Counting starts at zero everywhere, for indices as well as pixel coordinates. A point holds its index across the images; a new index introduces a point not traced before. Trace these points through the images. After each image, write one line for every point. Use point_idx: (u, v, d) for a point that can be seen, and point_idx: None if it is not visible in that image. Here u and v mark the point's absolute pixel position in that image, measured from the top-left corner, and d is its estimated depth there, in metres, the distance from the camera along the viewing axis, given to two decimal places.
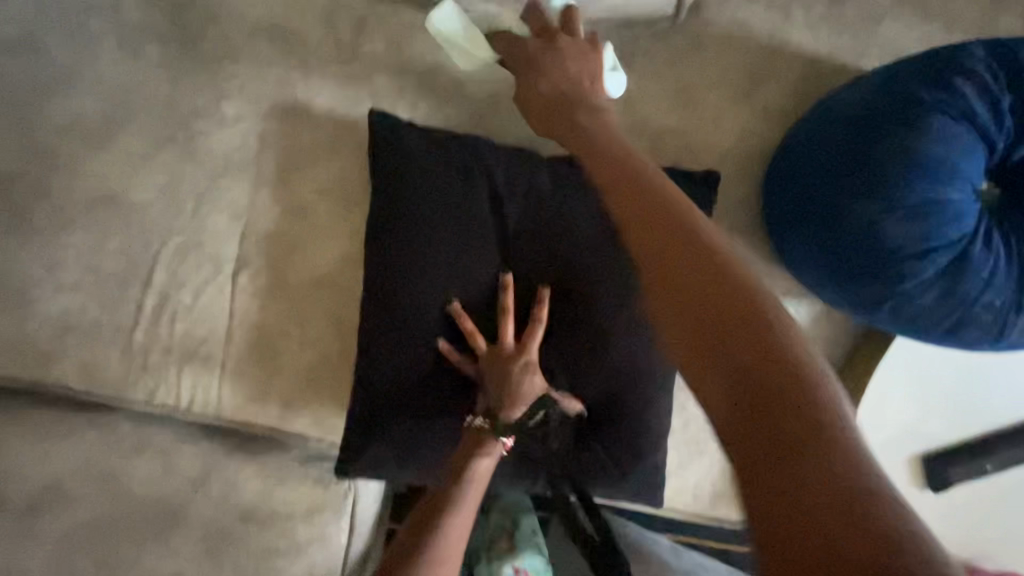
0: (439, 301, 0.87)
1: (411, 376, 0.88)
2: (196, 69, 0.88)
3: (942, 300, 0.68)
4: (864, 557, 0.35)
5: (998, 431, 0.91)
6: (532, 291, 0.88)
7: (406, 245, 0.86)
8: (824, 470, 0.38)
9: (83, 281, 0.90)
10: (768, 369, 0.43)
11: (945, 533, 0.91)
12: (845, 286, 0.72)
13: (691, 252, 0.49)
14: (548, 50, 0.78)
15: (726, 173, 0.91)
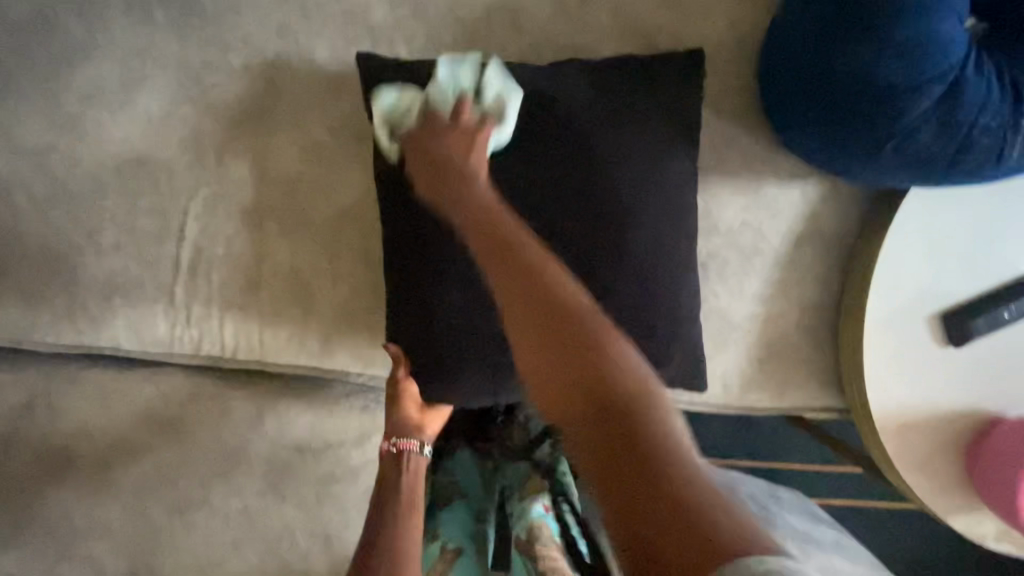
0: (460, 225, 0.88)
1: (450, 306, 0.89)
2: (200, 25, 0.92)
3: (937, 131, 0.73)
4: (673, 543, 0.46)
5: (1016, 280, 0.92)
6: (552, 193, 0.87)
7: None
8: (616, 422, 0.52)
9: (124, 242, 0.96)
10: (587, 367, 0.55)
11: (970, 386, 0.95)
12: (841, 135, 0.78)
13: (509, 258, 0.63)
14: (445, 160, 0.77)
15: (721, 65, 0.95)
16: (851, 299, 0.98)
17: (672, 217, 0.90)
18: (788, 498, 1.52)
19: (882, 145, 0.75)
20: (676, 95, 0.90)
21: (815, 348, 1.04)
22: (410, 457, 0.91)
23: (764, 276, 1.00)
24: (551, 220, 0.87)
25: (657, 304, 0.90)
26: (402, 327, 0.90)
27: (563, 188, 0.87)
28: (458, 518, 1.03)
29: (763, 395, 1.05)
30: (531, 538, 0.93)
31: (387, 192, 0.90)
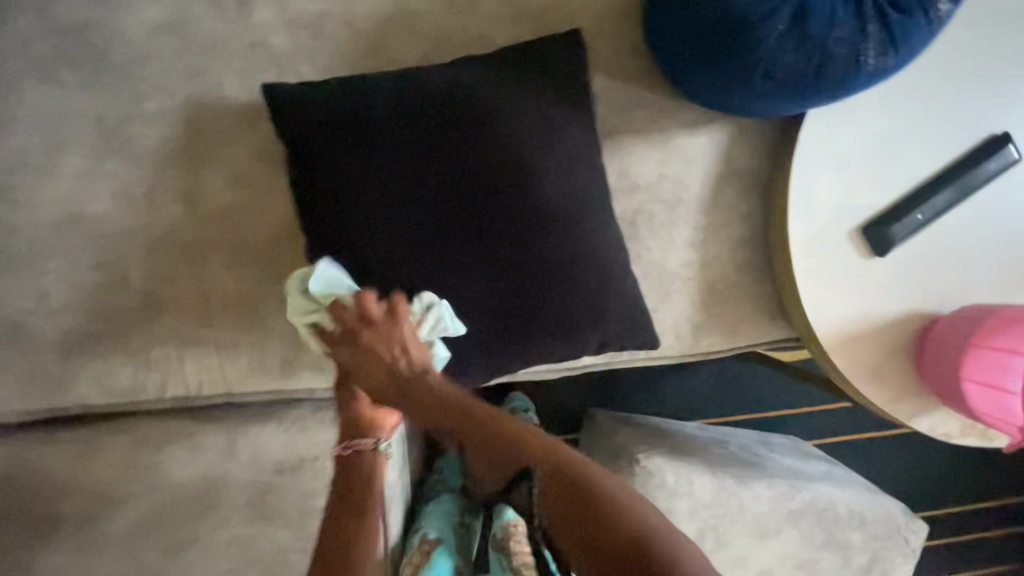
0: (376, 213, 0.90)
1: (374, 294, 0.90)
2: (110, 81, 0.96)
3: (797, 49, 0.77)
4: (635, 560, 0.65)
5: (923, 185, 0.97)
6: (461, 168, 0.90)
7: (331, 176, 0.91)
8: (626, 547, 0.66)
9: (73, 300, 0.98)
10: (629, 546, 0.66)
11: (903, 292, 0.99)
12: (713, 70, 0.82)
13: (591, 524, 0.69)
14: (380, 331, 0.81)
15: (610, 31, 1.00)
16: (777, 229, 1.02)
17: (579, 174, 0.95)
18: (783, 443, 1.53)
19: (751, 72, 0.80)
20: (565, 74, 0.96)
21: (755, 283, 1.07)
22: (364, 455, 0.90)
23: (692, 223, 1.04)
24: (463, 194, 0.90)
25: (584, 262, 0.94)
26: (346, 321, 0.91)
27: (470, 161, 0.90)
28: (442, 512, 1.12)
29: (716, 337, 1.08)
30: (505, 537, 1.00)
31: (312, 193, 0.92)
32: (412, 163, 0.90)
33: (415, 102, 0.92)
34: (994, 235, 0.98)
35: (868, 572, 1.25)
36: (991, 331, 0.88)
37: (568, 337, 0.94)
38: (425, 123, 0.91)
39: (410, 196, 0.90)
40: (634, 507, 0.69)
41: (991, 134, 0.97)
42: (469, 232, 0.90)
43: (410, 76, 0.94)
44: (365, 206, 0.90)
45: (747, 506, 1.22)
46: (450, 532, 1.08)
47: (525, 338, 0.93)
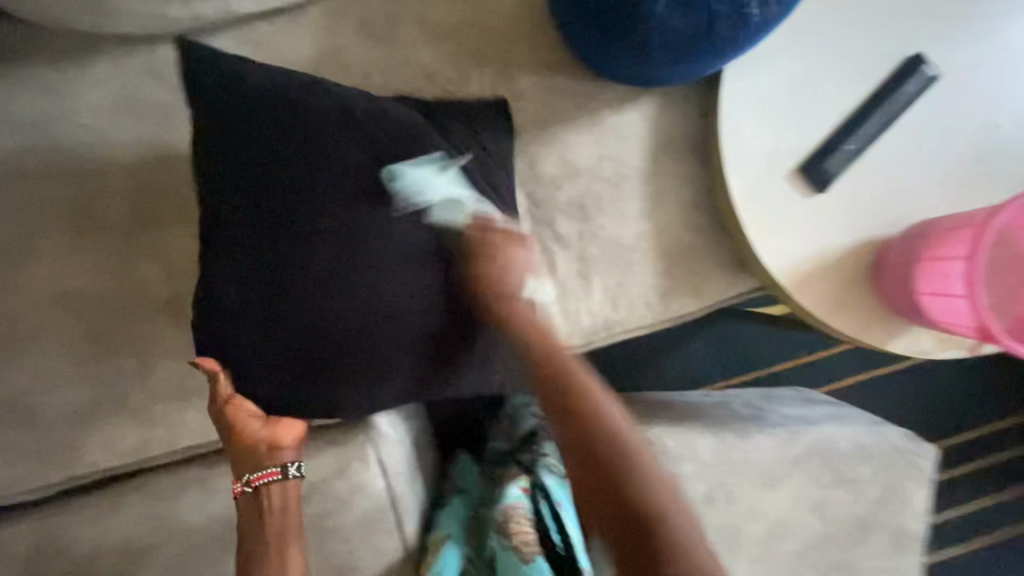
0: (275, 219, 0.87)
1: (263, 300, 0.89)
2: (74, 163, 1.03)
3: (683, 13, 0.82)
4: (621, 521, 0.71)
5: (849, 117, 1.01)
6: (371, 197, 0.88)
7: (235, 168, 0.87)
8: (613, 494, 0.72)
9: (72, 372, 1.04)
10: (625, 502, 0.71)
11: (851, 222, 1.02)
12: (613, 45, 0.88)
13: (579, 444, 0.76)
14: (470, 255, 0.91)
15: (526, 32, 1.06)
16: (718, 185, 1.06)
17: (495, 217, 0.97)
18: (787, 395, 1.54)
19: (647, 42, 0.85)
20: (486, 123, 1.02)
21: (711, 241, 1.11)
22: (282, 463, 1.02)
23: (638, 195, 1.08)
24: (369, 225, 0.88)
25: None
26: (245, 342, 0.91)
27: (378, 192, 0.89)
28: (453, 512, 1.20)
29: (684, 300, 1.11)
30: (506, 520, 1.11)
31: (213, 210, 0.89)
32: (320, 202, 0.87)
33: (335, 135, 0.88)
34: (926, 153, 1.01)
35: (884, 504, 1.26)
36: (937, 242, 0.92)
37: (485, 366, 0.99)
38: (340, 160, 0.88)
39: (322, 232, 0.87)
40: (639, 464, 0.74)
41: (906, 57, 1.01)
42: (379, 273, 0.90)
43: (329, 98, 0.89)
44: (263, 208, 0.87)
45: (752, 458, 1.24)
46: (461, 529, 1.17)
47: (376, 388, 0.95)
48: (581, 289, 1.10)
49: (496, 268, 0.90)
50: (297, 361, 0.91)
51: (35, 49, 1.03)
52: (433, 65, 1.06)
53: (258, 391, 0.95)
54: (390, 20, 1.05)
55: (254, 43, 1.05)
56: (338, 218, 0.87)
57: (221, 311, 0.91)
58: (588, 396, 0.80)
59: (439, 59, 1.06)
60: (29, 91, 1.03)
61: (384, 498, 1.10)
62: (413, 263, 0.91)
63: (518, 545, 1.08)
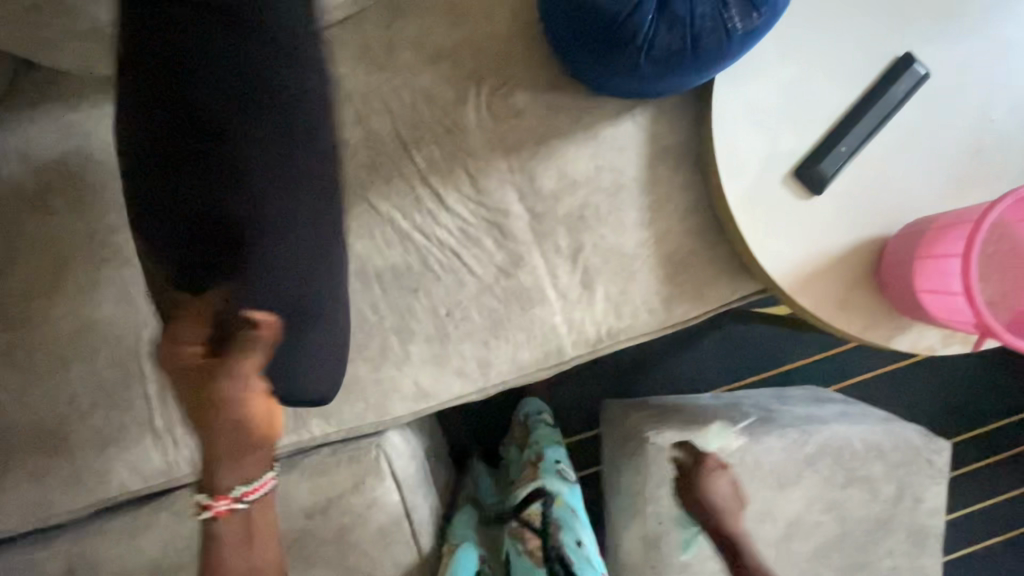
0: (216, 95, 0.73)
1: (172, 146, 0.74)
2: (95, 198, 1.08)
3: (670, 31, 0.84)
4: (741, 567, 1.13)
5: (843, 119, 1.02)
6: (301, 164, 0.78)
7: (224, 36, 0.73)
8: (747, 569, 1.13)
9: (100, 399, 1.09)
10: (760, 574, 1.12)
11: (849, 222, 1.03)
12: (604, 62, 0.90)
13: (727, 544, 1.17)
14: (689, 472, 1.24)
15: (520, 51, 1.09)
16: (715, 191, 1.08)
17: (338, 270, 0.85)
18: (799, 393, 1.54)
19: (637, 60, 0.87)
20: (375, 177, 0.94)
21: (711, 246, 1.12)
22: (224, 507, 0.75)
23: (636, 204, 1.11)
24: (275, 181, 0.76)
25: (318, 319, 0.83)
26: (170, 154, 0.74)
27: (309, 164, 0.78)
28: (466, 519, 1.22)
29: (687, 305, 1.13)
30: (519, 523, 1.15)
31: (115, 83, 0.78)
32: (184, 108, 0.73)
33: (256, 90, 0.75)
34: (921, 150, 1.02)
35: (899, 502, 1.26)
36: (931, 241, 0.92)
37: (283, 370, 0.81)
38: (217, 83, 0.73)
39: (184, 172, 0.75)
40: (749, 550, 1.15)
41: (896, 57, 1.02)
42: (216, 242, 0.75)
43: (275, 41, 0.75)
44: (216, 81, 0.74)
45: (762, 460, 1.25)
46: (474, 534, 1.18)
47: (205, 300, 0.73)
48: (584, 298, 1.12)
49: (720, 483, 1.22)
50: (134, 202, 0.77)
51: (55, 91, 1.09)
52: (431, 87, 1.09)
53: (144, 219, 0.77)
54: (388, 46, 1.09)
55: None
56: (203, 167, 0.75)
57: (132, 119, 0.75)
58: (714, 497, 1.21)
59: (436, 81, 1.09)
60: (50, 132, 1.08)
61: (399, 510, 1.13)
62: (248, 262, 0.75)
63: (533, 549, 1.12)
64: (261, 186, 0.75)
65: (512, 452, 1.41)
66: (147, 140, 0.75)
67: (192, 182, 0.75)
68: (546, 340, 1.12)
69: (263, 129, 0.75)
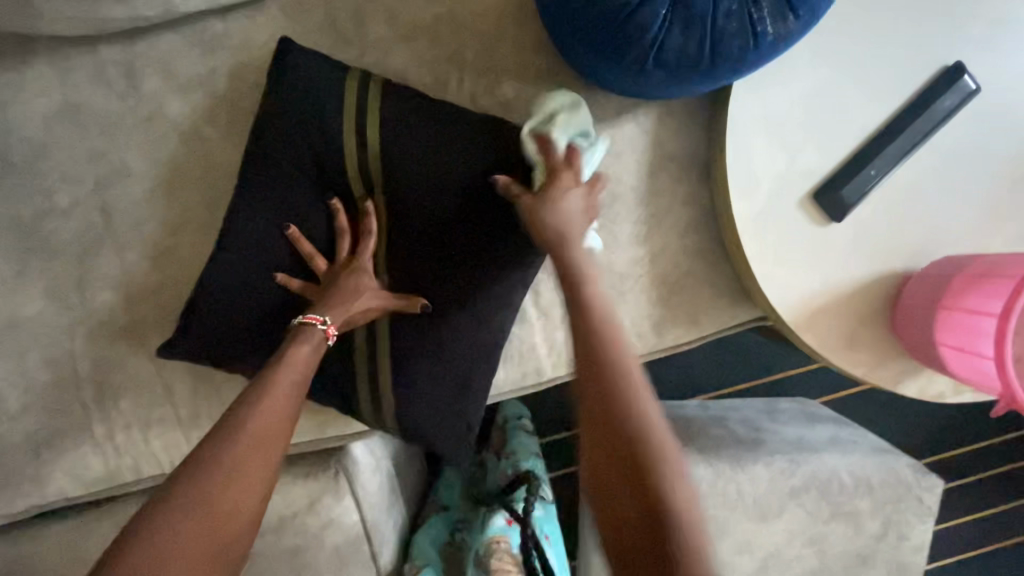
0: (470, 233, 0.91)
1: (393, 175, 0.90)
2: (18, 178, 0.95)
3: (687, 31, 0.68)
4: (632, 503, 0.62)
5: (873, 139, 0.89)
6: (488, 238, 0.91)
7: (492, 216, 0.91)
8: (635, 512, 0.61)
9: (30, 402, 0.99)
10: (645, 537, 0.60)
11: (868, 254, 0.92)
12: (603, 61, 0.74)
13: (615, 457, 0.63)
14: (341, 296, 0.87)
15: (510, 32, 0.94)
16: (721, 208, 0.96)
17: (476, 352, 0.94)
18: (789, 409, 1.45)
19: (647, 64, 0.71)
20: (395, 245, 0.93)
21: (713, 266, 1.01)
22: (308, 333, 0.82)
23: (633, 217, 0.99)
24: (469, 259, 0.92)
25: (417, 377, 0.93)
26: (384, 167, 0.90)
27: (493, 254, 0.91)
28: (430, 535, 1.16)
29: (679, 330, 1.03)
30: (489, 555, 1.03)
31: (276, 107, 0.90)
32: (425, 183, 0.90)
33: (528, 163, 0.91)
34: (957, 179, 0.90)
35: (883, 538, 1.21)
36: (958, 291, 0.82)
37: None
38: (469, 231, 0.91)
39: (421, 243, 0.92)
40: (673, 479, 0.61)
41: (944, 66, 0.88)
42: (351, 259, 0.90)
43: (512, 227, 0.91)
44: (482, 226, 0.91)
45: (745, 489, 1.19)
46: (437, 554, 1.12)
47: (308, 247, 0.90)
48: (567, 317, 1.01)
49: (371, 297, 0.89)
50: (289, 151, 0.91)
51: None
52: (407, 71, 0.95)
53: (288, 158, 0.91)
54: (357, 18, 0.94)
55: (207, 45, 0.94)
56: (442, 271, 0.92)
57: (398, 100, 0.91)
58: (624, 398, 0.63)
59: (413, 63, 0.95)
60: None
61: (358, 530, 1.05)
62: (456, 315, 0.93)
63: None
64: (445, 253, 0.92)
65: (490, 460, 1.28)
66: (385, 150, 0.90)
67: (397, 205, 0.91)
68: (524, 360, 1.02)
69: (477, 220, 0.91)
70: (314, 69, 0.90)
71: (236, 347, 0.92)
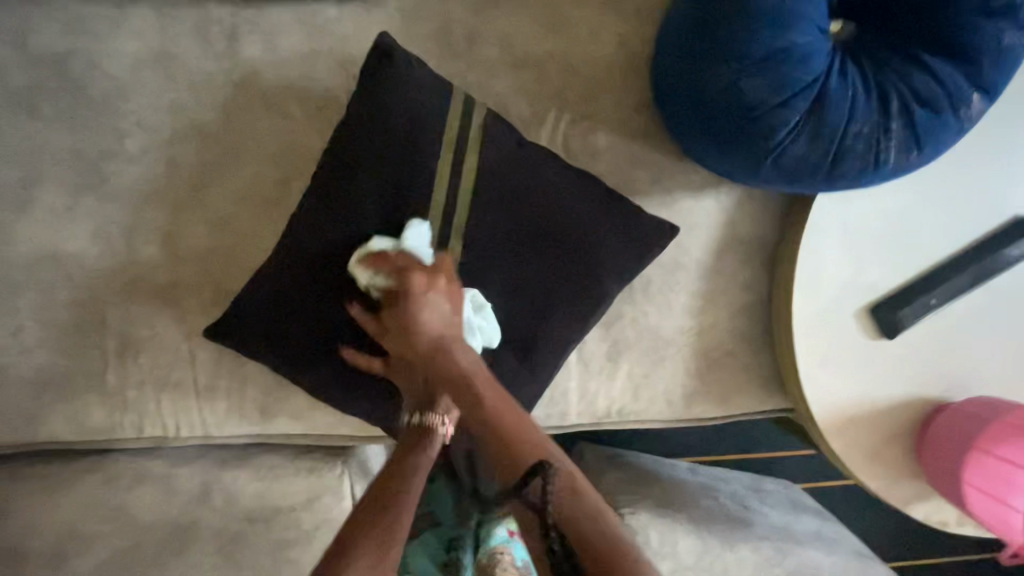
0: (545, 277, 0.90)
1: (481, 207, 0.88)
2: (91, 113, 0.92)
3: (814, 142, 0.69)
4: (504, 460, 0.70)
5: (938, 267, 0.92)
6: (562, 287, 0.90)
7: (566, 267, 0.90)
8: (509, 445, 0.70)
9: (47, 338, 0.96)
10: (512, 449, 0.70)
11: (908, 376, 0.94)
12: (718, 150, 0.74)
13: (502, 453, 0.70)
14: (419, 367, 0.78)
15: (616, 84, 0.95)
16: (778, 298, 0.98)
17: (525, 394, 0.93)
18: (776, 491, 1.46)
19: (765, 161, 0.71)
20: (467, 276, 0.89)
21: (754, 352, 1.03)
22: (433, 438, 0.72)
23: (691, 289, 1.00)
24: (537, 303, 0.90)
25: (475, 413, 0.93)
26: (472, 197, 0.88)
27: (563, 302, 0.90)
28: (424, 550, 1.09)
29: (708, 405, 1.04)
30: (490, 567, 0.99)
31: (373, 108, 0.87)
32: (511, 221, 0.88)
33: (611, 220, 0.91)
34: (1007, 323, 0.93)
35: None
36: (997, 437, 0.85)
37: (342, 369, 0.91)
38: (542, 276, 0.89)
39: (495, 280, 0.88)
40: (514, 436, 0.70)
41: (1018, 215, 0.92)
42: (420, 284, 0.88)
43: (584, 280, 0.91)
44: (557, 272, 0.90)
45: (731, 571, 1.20)
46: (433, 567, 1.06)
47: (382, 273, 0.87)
48: (605, 370, 1.02)
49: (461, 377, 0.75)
50: (377, 157, 0.87)
51: None
52: (508, 100, 0.95)
53: (373, 164, 0.87)
54: (470, 37, 0.94)
55: (317, 27, 0.94)
56: (514, 310, 0.90)
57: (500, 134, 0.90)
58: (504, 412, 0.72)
59: (514, 94, 0.95)
60: (55, 22, 0.91)
61: None
62: (517, 356, 0.91)
63: None
64: (517, 295, 0.89)
65: None
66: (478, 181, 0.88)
67: (478, 237, 0.88)
68: (552, 401, 1.02)
69: (553, 266, 0.90)
70: (421, 78, 0.88)
71: (283, 343, 0.91)
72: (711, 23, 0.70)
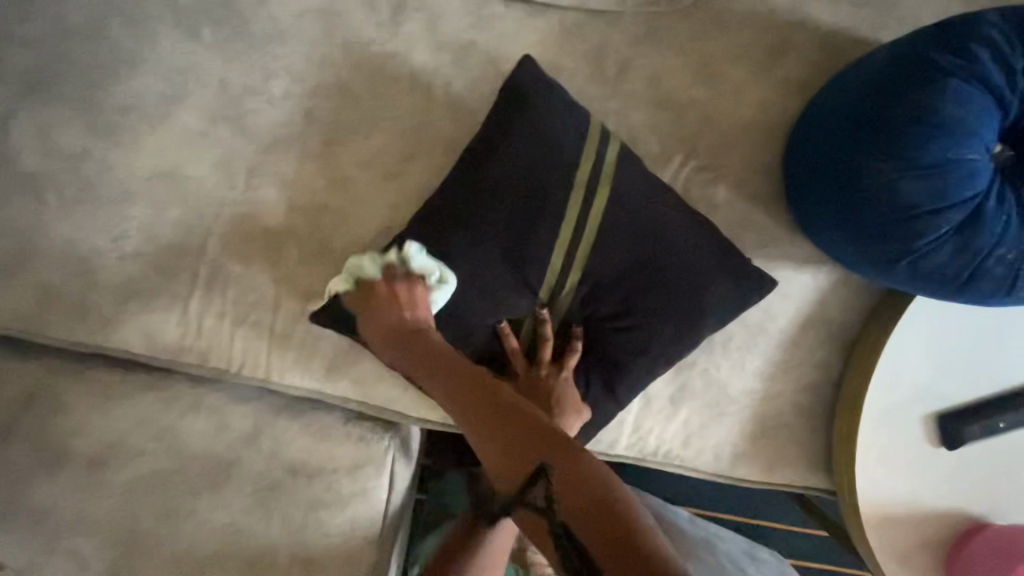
0: (651, 307, 0.92)
1: (607, 229, 0.91)
2: (247, 50, 0.96)
3: (957, 253, 0.75)
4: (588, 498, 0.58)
5: (1013, 392, 0.94)
6: (666, 319, 0.92)
7: (676, 301, 0.92)
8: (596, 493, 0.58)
9: (145, 250, 0.97)
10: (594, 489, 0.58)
11: (956, 488, 0.96)
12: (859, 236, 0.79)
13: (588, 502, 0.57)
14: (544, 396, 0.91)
15: (749, 143, 0.97)
16: (850, 383, 1.00)
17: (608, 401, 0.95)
18: None
19: (904, 258, 0.77)
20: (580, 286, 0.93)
21: (810, 430, 1.05)
22: None
23: (767, 354, 1.02)
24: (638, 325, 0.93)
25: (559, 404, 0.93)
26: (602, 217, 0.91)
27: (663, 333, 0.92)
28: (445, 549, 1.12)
29: (753, 469, 1.05)
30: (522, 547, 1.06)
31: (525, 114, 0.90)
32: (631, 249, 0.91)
33: (725, 267, 0.93)
34: None
35: None
36: None
37: None
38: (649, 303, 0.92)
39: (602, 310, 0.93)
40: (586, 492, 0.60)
41: None
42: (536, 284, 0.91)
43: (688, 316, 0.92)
44: (663, 304, 0.92)
45: None
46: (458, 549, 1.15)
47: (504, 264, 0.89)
48: (665, 412, 1.03)
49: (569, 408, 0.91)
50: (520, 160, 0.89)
51: None
52: (642, 133, 0.97)
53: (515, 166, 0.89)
54: (622, 65, 0.97)
55: (480, 20, 0.97)
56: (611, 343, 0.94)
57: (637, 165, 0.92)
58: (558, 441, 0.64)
59: (649, 129, 0.97)
60: None
61: (382, 510, 1.03)
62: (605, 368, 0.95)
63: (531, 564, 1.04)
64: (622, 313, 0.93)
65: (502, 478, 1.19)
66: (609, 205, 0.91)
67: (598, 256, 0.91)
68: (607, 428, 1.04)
69: (663, 298, 0.92)
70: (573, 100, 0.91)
71: None
72: (890, 120, 0.75)
